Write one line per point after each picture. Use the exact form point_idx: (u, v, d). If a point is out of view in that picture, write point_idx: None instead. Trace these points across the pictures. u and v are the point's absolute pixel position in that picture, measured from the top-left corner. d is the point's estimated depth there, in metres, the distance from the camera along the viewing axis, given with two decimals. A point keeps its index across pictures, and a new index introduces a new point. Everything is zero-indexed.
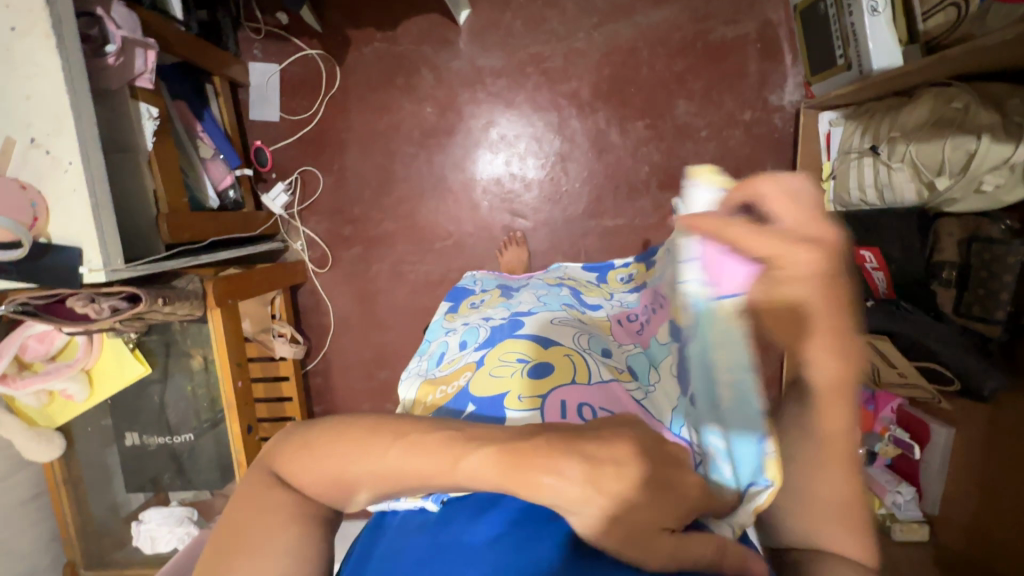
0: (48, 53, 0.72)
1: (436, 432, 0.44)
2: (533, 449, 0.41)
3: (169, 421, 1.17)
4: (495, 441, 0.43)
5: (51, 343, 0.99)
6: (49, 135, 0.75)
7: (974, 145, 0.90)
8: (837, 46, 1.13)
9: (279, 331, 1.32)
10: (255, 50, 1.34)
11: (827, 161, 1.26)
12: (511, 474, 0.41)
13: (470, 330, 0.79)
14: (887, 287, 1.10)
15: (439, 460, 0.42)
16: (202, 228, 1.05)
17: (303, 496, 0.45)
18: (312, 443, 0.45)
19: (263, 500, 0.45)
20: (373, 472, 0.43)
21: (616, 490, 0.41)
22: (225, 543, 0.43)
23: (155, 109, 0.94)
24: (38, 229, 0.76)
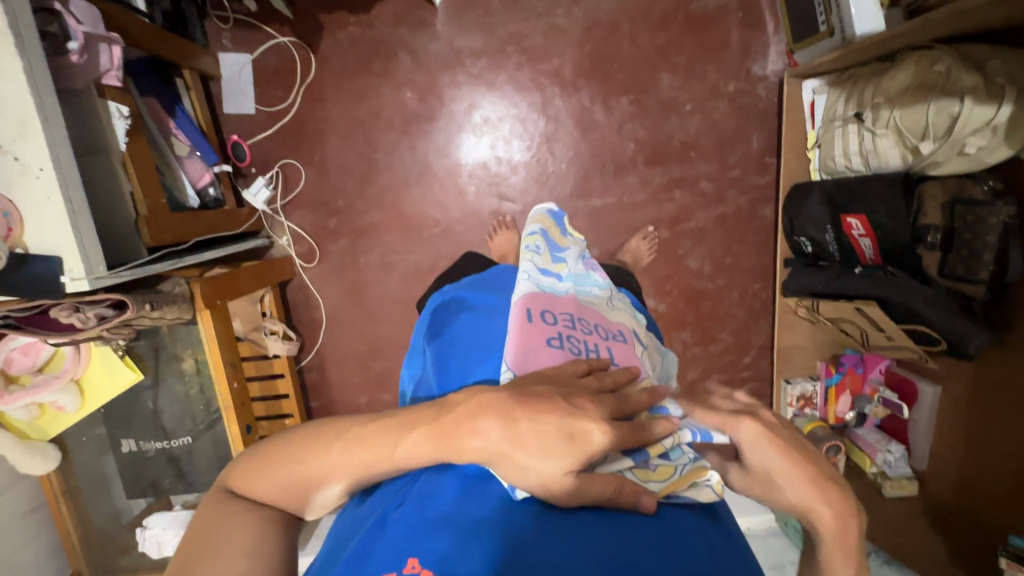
0: (7, 53, 0.69)
1: (331, 454, 0.53)
2: (453, 419, 0.50)
3: (164, 425, 1.16)
4: (524, 411, 0.49)
5: (36, 355, 0.97)
6: (15, 141, 0.71)
7: (957, 108, 0.91)
8: (819, 12, 1.12)
9: (271, 329, 1.30)
10: (225, 40, 1.29)
11: (811, 129, 1.26)
12: (441, 442, 0.50)
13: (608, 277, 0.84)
14: (874, 253, 1.10)
15: (379, 449, 0.52)
16: (183, 229, 1.03)
17: (255, 502, 0.56)
18: (264, 461, 0.56)
19: (219, 511, 0.55)
20: (318, 468, 0.53)
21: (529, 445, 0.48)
22: (197, 544, 0.53)
23: (125, 107, 0.91)
24: (13, 239, 0.73)
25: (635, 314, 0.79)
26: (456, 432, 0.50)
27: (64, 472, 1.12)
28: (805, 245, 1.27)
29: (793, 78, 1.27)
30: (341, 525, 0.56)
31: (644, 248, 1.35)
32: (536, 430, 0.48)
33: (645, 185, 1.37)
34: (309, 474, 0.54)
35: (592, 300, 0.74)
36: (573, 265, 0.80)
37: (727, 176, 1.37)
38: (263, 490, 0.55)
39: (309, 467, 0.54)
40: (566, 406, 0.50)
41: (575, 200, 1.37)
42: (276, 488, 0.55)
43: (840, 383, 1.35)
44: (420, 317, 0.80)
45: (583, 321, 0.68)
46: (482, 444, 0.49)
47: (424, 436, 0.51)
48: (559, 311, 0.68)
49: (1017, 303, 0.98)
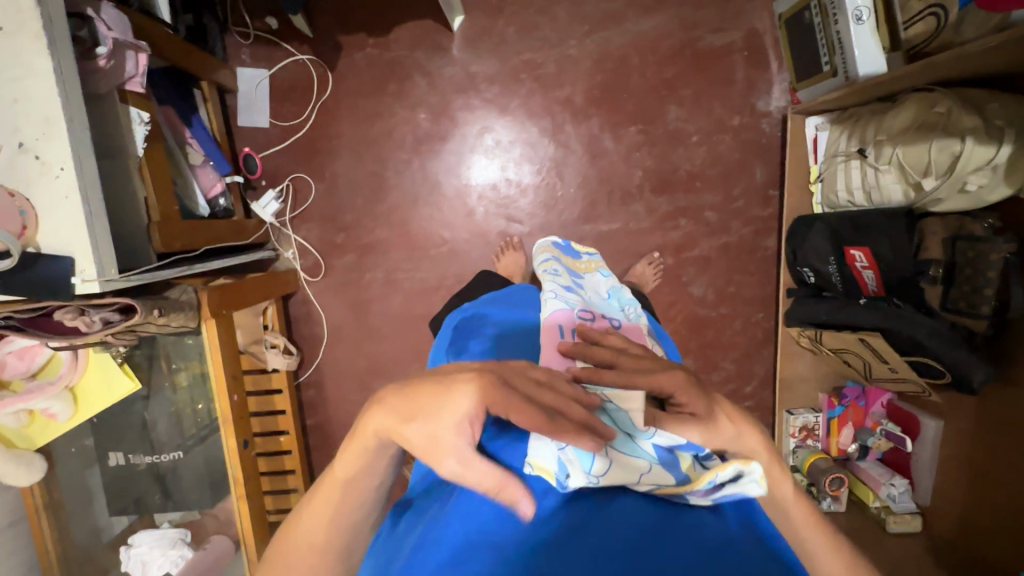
0: (39, 55, 0.69)
1: (305, 523, 0.50)
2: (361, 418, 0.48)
3: (155, 438, 1.13)
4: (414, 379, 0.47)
5: (31, 359, 0.94)
6: (38, 139, 0.71)
7: (958, 147, 0.94)
8: (823, 54, 1.16)
9: (272, 343, 1.27)
10: (244, 55, 1.31)
11: (814, 164, 1.29)
12: (358, 440, 0.48)
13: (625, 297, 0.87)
14: (876, 285, 1.13)
15: (328, 485, 0.50)
16: (193, 236, 1.02)
17: None
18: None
19: None
20: (304, 544, 0.50)
21: (426, 403, 0.44)
22: None
23: (147, 114, 0.91)
24: (26, 238, 0.72)
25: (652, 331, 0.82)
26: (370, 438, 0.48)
27: (48, 484, 1.08)
28: (807, 276, 1.29)
29: (795, 114, 1.31)
30: (376, 551, 0.51)
31: (649, 274, 1.37)
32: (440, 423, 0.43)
33: (651, 213, 1.40)
34: (306, 555, 0.50)
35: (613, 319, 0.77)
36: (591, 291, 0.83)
37: (731, 207, 1.40)
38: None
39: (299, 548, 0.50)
40: (452, 369, 0.47)
41: (581, 225, 1.39)
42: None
43: (842, 415, 1.36)
44: (440, 337, 0.80)
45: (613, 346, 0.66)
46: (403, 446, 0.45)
47: (347, 452, 0.48)
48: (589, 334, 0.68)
49: (1019, 338, 1.00)
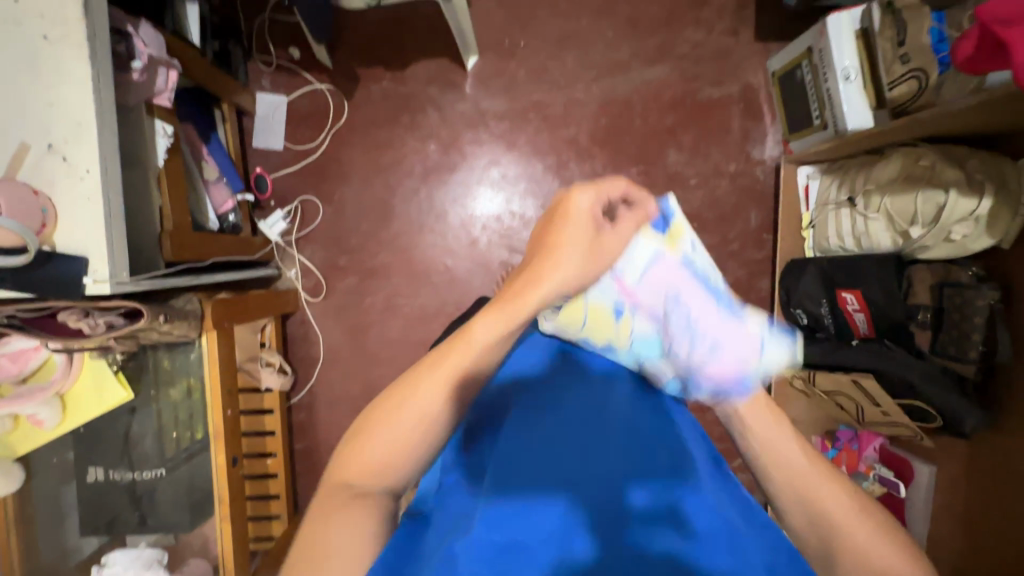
0: (78, 63, 0.72)
1: (408, 407, 0.54)
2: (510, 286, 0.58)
3: (137, 454, 1.09)
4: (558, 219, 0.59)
5: (24, 363, 0.92)
6: (67, 142, 0.73)
7: (943, 198, 1.00)
8: (813, 108, 1.24)
9: (267, 361, 1.27)
10: (264, 81, 1.36)
11: (804, 212, 1.35)
12: (500, 304, 0.56)
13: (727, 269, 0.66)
14: (867, 328, 1.16)
15: (449, 362, 0.55)
16: (202, 248, 1.03)
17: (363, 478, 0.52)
18: (356, 445, 0.53)
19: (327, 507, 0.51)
20: (413, 418, 0.53)
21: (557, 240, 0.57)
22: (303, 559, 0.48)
23: (170, 127, 0.94)
24: (44, 235, 0.73)
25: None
26: (482, 321, 0.56)
27: (23, 496, 1.03)
28: (800, 317, 1.32)
29: (788, 163, 1.38)
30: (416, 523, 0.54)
31: None
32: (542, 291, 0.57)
33: None
34: (410, 428, 0.53)
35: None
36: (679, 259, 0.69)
37: (727, 248, 1.45)
38: (367, 478, 0.52)
39: (405, 423, 0.53)
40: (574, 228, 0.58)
41: None
42: (384, 470, 0.53)
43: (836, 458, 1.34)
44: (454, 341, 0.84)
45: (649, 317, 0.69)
46: (507, 325, 0.55)
47: (487, 322, 0.56)
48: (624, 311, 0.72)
49: (1008, 384, 1.02)
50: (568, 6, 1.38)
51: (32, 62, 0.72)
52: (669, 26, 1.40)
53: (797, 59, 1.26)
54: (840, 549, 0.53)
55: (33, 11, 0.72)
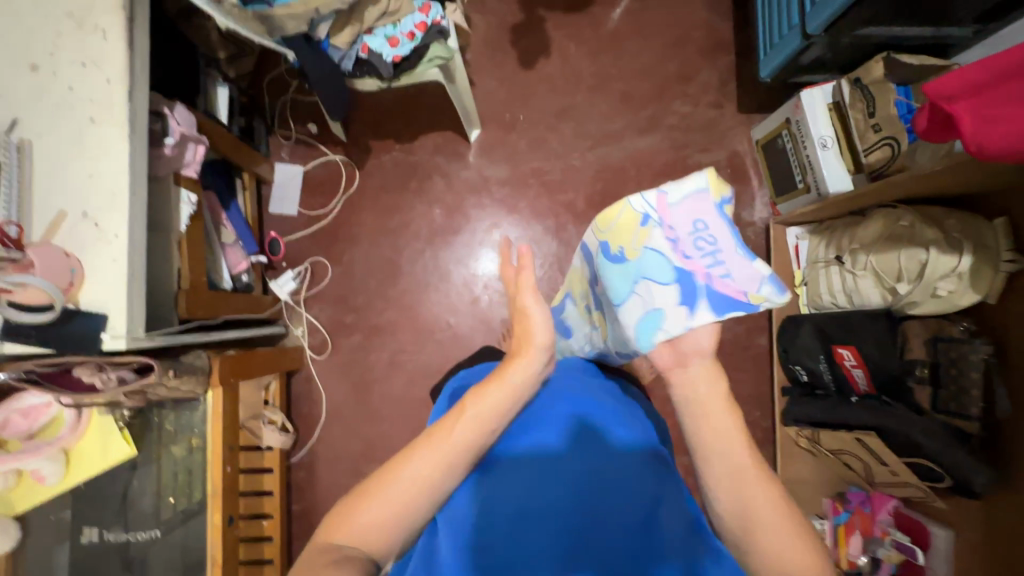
0: (119, 141, 0.81)
1: (422, 465, 0.58)
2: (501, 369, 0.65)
3: (134, 513, 1.09)
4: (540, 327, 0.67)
5: (35, 419, 0.95)
6: (101, 209, 0.80)
7: (924, 255, 1.05)
8: (796, 173, 1.32)
9: (270, 419, 1.27)
10: (284, 153, 1.47)
11: (798, 269, 1.40)
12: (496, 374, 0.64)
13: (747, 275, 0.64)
14: (867, 384, 1.17)
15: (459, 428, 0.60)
16: (214, 306, 1.08)
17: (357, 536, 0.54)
18: (361, 502, 0.55)
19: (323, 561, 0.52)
20: (423, 478, 0.57)
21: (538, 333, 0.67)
22: None
23: (194, 195, 1.02)
24: (70, 294, 0.78)
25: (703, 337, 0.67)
26: (480, 392, 0.62)
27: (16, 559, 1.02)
28: (800, 373, 1.32)
29: (777, 224, 1.43)
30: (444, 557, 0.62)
31: None
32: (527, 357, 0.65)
33: None
34: (407, 493, 0.56)
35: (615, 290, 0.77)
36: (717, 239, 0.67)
37: None
38: (359, 543, 0.54)
39: (405, 484, 0.56)
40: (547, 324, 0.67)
41: None
42: (376, 532, 0.55)
43: (848, 522, 1.31)
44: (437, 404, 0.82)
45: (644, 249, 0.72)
46: (507, 397, 0.62)
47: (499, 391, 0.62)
48: None
49: (1014, 443, 1.01)
50: (564, 84, 1.50)
51: (77, 140, 0.80)
52: (658, 101, 1.51)
53: (777, 130, 1.36)
54: (752, 539, 0.56)
55: (84, 97, 0.81)
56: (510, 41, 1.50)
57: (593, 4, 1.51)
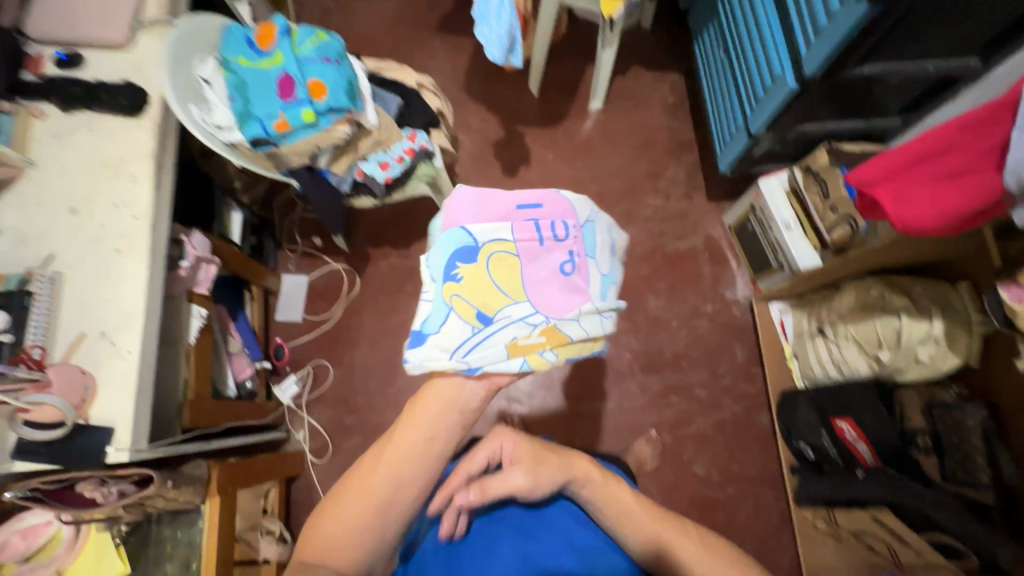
0: (140, 267, 0.91)
1: (374, 474, 0.67)
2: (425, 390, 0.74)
3: None
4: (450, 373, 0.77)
5: (34, 538, 0.95)
6: (118, 329, 0.88)
7: (897, 323, 1.08)
8: (768, 253, 1.40)
9: (267, 528, 1.26)
10: (290, 265, 1.58)
11: (786, 342, 1.42)
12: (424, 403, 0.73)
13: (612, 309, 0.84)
14: (874, 459, 1.12)
15: (410, 437, 0.70)
16: (217, 415, 1.12)
17: (324, 540, 0.63)
18: (332, 510, 0.65)
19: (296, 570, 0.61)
20: (376, 484, 0.67)
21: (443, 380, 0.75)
22: None
23: (204, 309, 1.10)
24: (82, 410, 0.83)
25: (567, 354, 0.78)
26: (414, 414, 0.72)
27: None
28: (806, 451, 1.29)
29: (759, 301, 1.49)
30: None
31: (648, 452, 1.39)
32: (463, 393, 0.74)
33: (643, 391, 1.48)
34: (375, 499, 0.66)
35: (490, 278, 0.79)
36: (591, 263, 0.85)
37: (719, 383, 1.49)
38: (320, 554, 0.62)
39: (361, 500, 0.65)
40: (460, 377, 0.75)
41: (577, 404, 1.47)
42: (345, 538, 0.63)
43: None
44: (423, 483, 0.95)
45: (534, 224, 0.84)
46: (441, 414, 0.72)
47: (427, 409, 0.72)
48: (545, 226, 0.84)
49: None
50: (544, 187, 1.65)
51: (103, 270, 0.90)
52: (632, 196, 1.64)
53: (745, 214, 1.46)
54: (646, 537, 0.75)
55: (113, 232, 0.93)
56: (493, 154, 1.68)
57: (565, 118, 1.70)
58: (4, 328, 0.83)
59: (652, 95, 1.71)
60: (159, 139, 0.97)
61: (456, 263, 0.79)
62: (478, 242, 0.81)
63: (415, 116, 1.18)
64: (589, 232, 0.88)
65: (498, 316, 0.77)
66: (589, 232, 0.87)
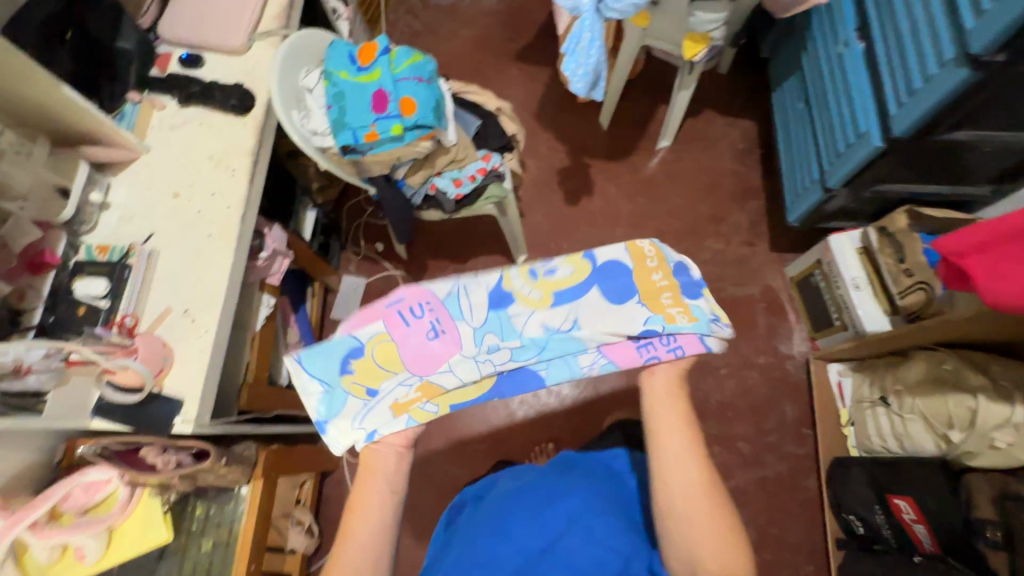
0: (226, 253, 0.98)
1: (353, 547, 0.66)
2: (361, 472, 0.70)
3: None
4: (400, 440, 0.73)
5: (94, 493, 1.02)
6: (199, 308, 0.94)
7: (972, 402, 1.03)
8: (832, 311, 1.35)
9: (298, 519, 1.30)
10: (351, 266, 1.64)
11: (843, 407, 1.37)
12: (363, 477, 0.70)
13: (580, 347, 0.74)
14: (932, 543, 1.06)
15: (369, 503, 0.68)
16: (270, 400, 1.17)
17: None
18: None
19: None
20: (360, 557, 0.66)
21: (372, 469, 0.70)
22: None
23: (273, 299, 1.18)
24: (158, 379, 0.89)
25: (450, 405, 0.73)
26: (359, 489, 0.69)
27: None
28: (856, 526, 1.22)
29: (818, 359, 1.43)
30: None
31: None
32: (381, 453, 0.71)
33: None
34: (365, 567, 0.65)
35: (375, 363, 0.74)
36: (462, 326, 0.76)
37: (765, 440, 1.43)
38: None
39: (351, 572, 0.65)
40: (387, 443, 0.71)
41: None
42: None
43: None
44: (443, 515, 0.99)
45: (420, 306, 0.76)
46: (380, 479, 0.69)
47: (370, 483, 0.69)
48: (425, 305, 0.77)
49: None
50: (604, 219, 1.66)
51: (195, 252, 0.98)
52: (692, 237, 1.62)
53: (810, 268, 1.42)
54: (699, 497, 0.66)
55: (208, 218, 1.00)
56: (557, 182, 1.71)
57: (632, 154, 1.72)
58: (102, 294, 0.91)
59: (722, 140, 1.71)
60: (258, 138, 1.05)
61: (334, 359, 0.74)
62: (361, 341, 0.75)
63: (490, 137, 1.23)
64: (462, 294, 0.78)
65: (382, 390, 0.74)
66: (489, 291, 0.77)
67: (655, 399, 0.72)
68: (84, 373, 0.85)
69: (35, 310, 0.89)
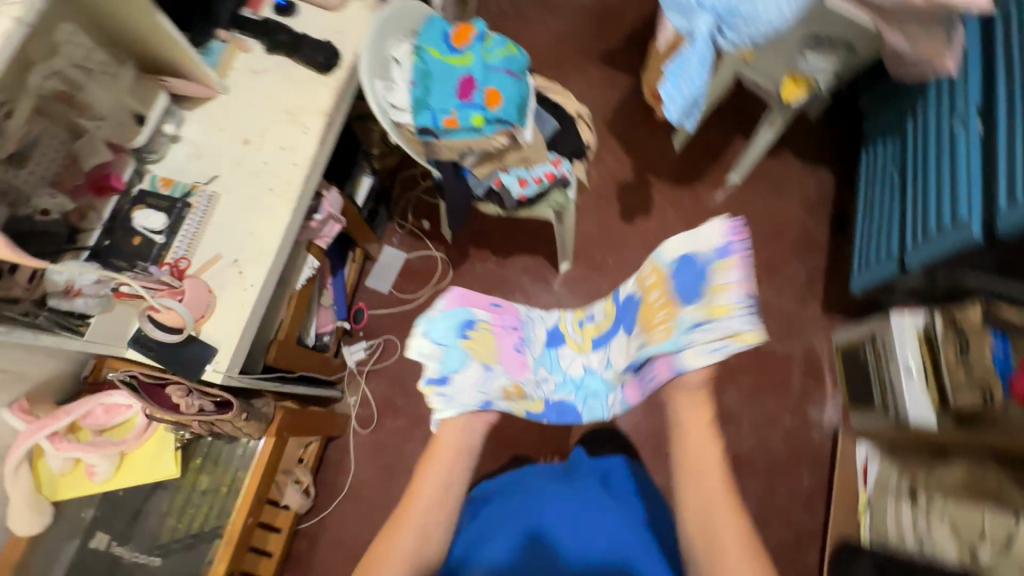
0: (284, 210, 0.97)
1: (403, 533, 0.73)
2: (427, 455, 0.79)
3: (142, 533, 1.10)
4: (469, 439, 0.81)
5: (112, 417, 1.03)
6: (249, 261, 0.93)
7: (1012, 525, 0.99)
8: (875, 390, 1.29)
9: (298, 478, 1.31)
10: (394, 238, 1.63)
11: (863, 489, 1.31)
12: (428, 458, 0.79)
13: (608, 387, 0.90)
14: None
15: (429, 491, 0.77)
16: (296, 360, 1.18)
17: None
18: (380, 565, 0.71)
19: None
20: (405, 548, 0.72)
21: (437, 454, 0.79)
22: None
23: (316, 261, 1.16)
24: (197, 323, 0.88)
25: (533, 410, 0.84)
26: (424, 472, 0.78)
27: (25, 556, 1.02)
28: None
29: (847, 434, 1.37)
30: None
31: None
32: (463, 434, 0.80)
33: None
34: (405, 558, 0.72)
35: (490, 344, 0.85)
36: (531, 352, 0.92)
37: (773, 502, 1.39)
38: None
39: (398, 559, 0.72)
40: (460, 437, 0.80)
41: None
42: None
43: None
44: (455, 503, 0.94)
45: (519, 317, 0.94)
46: (444, 472, 0.78)
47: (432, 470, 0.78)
48: (516, 315, 0.94)
49: None
50: (656, 243, 1.61)
51: (254, 203, 0.97)
52: None
53: (861, 341, 1.36)
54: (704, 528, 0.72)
55: (272, 171, 0.99)
56: (616, 195, 1.66)
57: (698, 182, 1.66)
58: (159, 229, 0.91)
59: (795, 186, 1.63)
60: (336, 100, 1.03)
61: (459, 329, 0.83)
62: (478, 318, 0.87)
63: (565, 142, 1.19)
64: (533, 326, 0.96)
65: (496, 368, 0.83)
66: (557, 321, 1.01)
67: (700, 425, 0.78)
68: (129, 304, 0.86)
69: (92, 230, 0.90)
